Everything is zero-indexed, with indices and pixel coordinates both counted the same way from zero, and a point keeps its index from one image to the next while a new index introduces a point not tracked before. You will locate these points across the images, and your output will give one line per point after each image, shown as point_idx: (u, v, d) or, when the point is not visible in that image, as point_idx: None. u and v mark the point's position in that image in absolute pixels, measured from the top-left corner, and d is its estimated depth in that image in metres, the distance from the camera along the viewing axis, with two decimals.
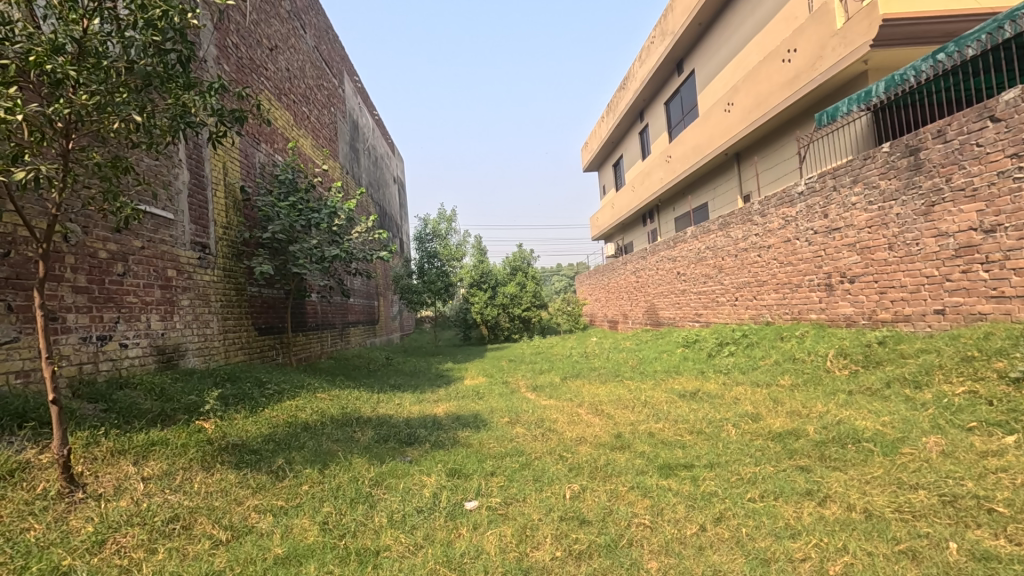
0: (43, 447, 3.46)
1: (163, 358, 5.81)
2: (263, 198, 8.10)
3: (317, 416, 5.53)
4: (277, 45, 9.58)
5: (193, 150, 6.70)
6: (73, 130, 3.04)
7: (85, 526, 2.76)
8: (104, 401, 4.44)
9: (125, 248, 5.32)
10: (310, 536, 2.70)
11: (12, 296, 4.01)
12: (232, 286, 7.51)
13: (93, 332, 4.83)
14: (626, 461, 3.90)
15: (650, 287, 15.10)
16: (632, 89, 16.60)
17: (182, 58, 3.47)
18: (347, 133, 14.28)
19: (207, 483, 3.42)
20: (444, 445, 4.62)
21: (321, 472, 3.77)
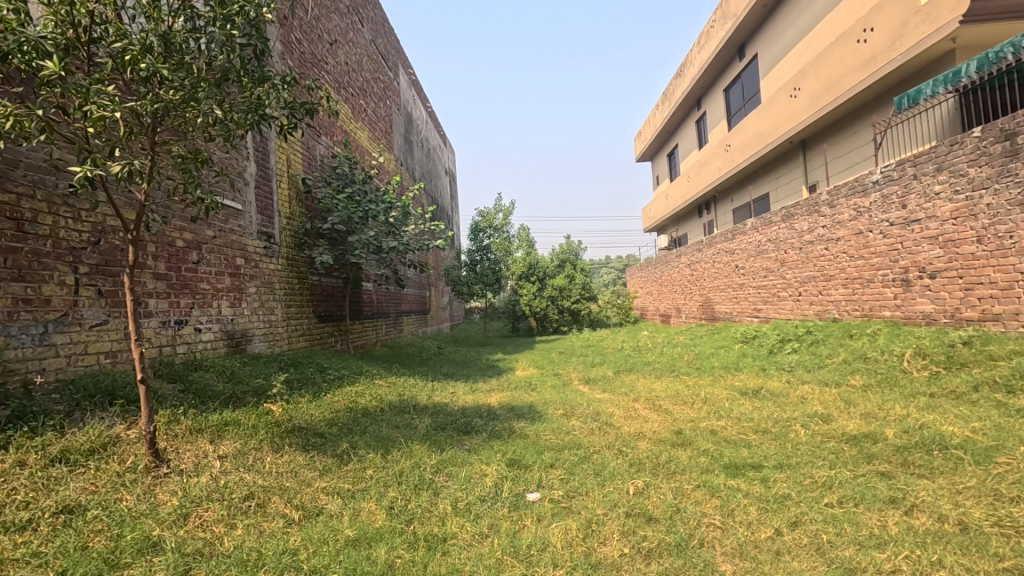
0: (130, 423, 3.69)
1: (232, 343, 6.10)
2: (323, 190, 8.36)
3: (376, 403, 5.66)
4: (337, 39, 9.82)
5: (260, 144, 6.96)
6: (158, 124, 3.19)
7: (170, 499, 2.92)
8: (182, 382, 4.70)
9: (199, 237, 5.59)
10: (378, 520, 2.76)
11: (102, 282, 4.29)
12: (294, 275, 7.78)
13: (171, 317, 5.12)
14: (689, 459, 3.78)
15: (706, 280, 14.65)
16: (690, 76, 16.08)
17: (257, 52, 3.58)
18: (402, 125, 14.51)
19: (277, 464, 3.56)
20: (500, 435, 4.63)
21: (384, 457, 3.85)
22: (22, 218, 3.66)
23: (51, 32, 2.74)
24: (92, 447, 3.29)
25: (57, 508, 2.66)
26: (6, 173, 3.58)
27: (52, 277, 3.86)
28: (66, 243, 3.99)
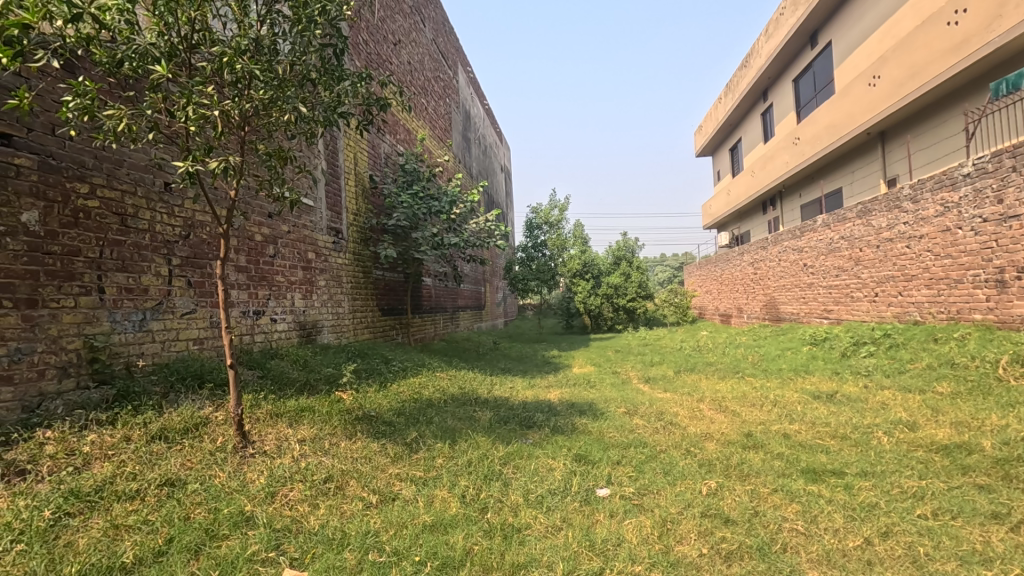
0: (218, 405, 3.93)
1: (304, 333, 6.38)
2: (388, 187, 8.59)
3: (439, 394, 5.78)
4: (401, 40, 10.04)
5: (330, 143, 7.23)
6: (247, 124, 3.38)
7: (259, 477, 3.09)
8: (261, 369, 4.97)
9: (276, 232, 5.88)
10: (452, 507, 2.84)
11: (192, 273, 4.59)
12: (360, 269, 8.05)
13: (250, 307, 5.41)
14: (762, 462, 3.65)
15: (770, 279, 14.06)
16: (756, 67, 15.46)
17: (337, 52, 3.71)
18: (460, 123, 14.67)
19: (351, 449, 3.70)
20: (563, 431, 4.62)
21: (452, 447, 3.93)
22: (126, 214, 3.96)
23: (157, 40, 2.95)
24: (186, 426, 3.53)
25: (161, 481, 2.88)
26: (113, 172, 3.88)
27: (150, 268, 4.16)
28: (162, 237, 4.29)
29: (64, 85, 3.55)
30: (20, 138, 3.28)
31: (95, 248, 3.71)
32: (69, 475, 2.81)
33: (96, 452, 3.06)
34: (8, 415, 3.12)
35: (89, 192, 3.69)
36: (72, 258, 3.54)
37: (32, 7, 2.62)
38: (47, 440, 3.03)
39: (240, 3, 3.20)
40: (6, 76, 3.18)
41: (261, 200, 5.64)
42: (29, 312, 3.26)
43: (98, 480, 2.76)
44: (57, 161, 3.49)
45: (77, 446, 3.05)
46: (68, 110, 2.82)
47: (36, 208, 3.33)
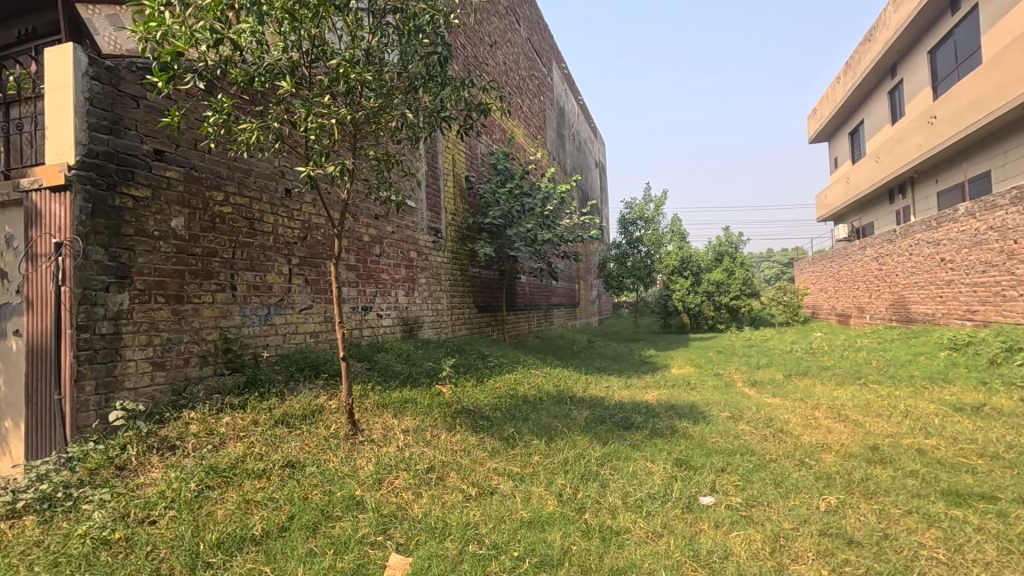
0: (331, 394, 4.23)
1: (406, 328, 6.70)
2: (484, 186, 8.77)
3: (534, 391, 5.81)
4: (497, 41, 10.20)
5: (430, 146, 7.53)
6: (358, 132, 3.60)
7: (368, 464, 3.27)
8: (369, 361, 5.29)
9: (382, 233, 6.22)
10: (549, 505, 2.86)
11: (309, 272, 4.97)
12: (458, 267, 8.31)
13: (359, 303, 5.78)
14: (892, 479, 3.29)
15: (899, 276, 12.66)
16: (883, 40, 13.96)
17: (442, 58, 3.83)
18: (554, 120, 14.63)
19: (451, 441, 3.81)
20: (662, 433, 4.47)
21: (548, 445, 3.94)
22: (254, 218, 4.37)
23: (280, 58, 3.22)
24: (304, 413, 3.83)
25: (284, 462, 3.15)
26: (243, 180, 4.30)
27: (274, 267, 4.57)
28: (283, 238, 4.69)
29: (204, 103, 3.98)
30: (170, 153, 3.73)
31: (229, 249, 4.13)
32: (208, 452, 3.15)
33: (229, 433, 3.40)
34: (161, 397, 3.56)
35: (224, 199, 4.11)
36: (210, 259, 3.97)
37: (180, 36, 2.96)
38: (191, 420, 3.43)
39: (353, 18, 3.41)
40: (159, 99, 3.63)
41: (368, 202, 5.99)
42: (178, 306, 3.70)
43: (232, 458, 3.07)
44: (199, 173, 3.93)
45: (215, 427, 3.41)
46: (208, 126, 3.16)
47: (182, 214, 3.77)
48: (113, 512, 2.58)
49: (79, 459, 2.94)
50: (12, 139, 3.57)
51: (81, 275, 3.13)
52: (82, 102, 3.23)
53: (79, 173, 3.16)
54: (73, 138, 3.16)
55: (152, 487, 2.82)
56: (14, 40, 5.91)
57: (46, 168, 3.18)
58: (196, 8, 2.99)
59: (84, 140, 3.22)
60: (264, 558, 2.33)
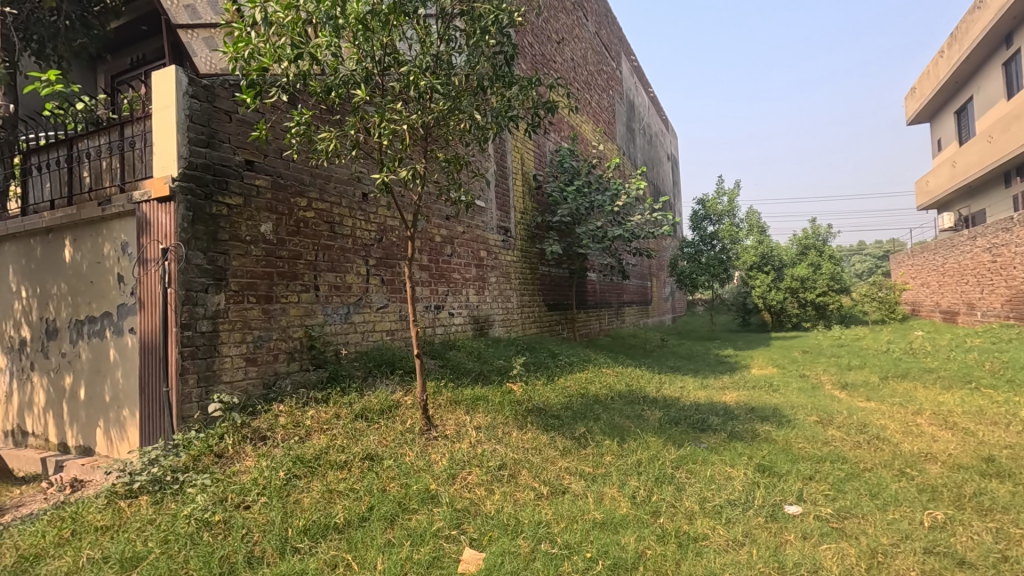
0: (406, 390, 4.37)
1: (477, 326, 6.81)
2: (552, 184, 8.75)
3: (606, 391, 5.71)
4: (564, 38, 10.13)
5: (499, 146, 7.63)
6: (429, 135, 3.69)
7: (442, 459, 3.34)
8: (442, 359, 5.43)
9: (453, 233, 6.36)
10: (623, 507, 2.81)
11: (385, 272, 5.16)
12: (527, 266, 8.34)
13: (432, 302, 5.94)
14: (1012, 496, 2.96)
15: (1016, 268, 11.36)
16: (996, 6, 12.58)
17: (508, 57, 3.84)
18: (624, 114, 14.36)
19: (522, 439, 3.82)
20: (742, 437, 4.26)
21: (620, 445, 3.87)
22: (334, 222, 4.60)
23: (356, 67, 3.36)
24: (381, 408, 3.97)
25: (363, 455, 3.29)
26: (324, 187, 4.54)
27: (353, 268, 4.78)
28: (361, 241, 4.89)
29: (288, 115, 4.23)
30: (259, 163, 3.99)
31: (312, 252, 4.36)
32: (295, 443, 3.34)
33: (314, 425, 3.60)
34: (253, 390, 3.83)
35: (307, 204, 4.35)
36: (295, 261, 4.21)
37: (265, 54, 3.18)
38: (280, 412, 3.66)
39: (422, 25, 3.50)
40: (248, 113, 3.90)
41: (440, 204, 6.13)
42: (267, 306, 3.96)
43: (316, 450, 3.25)
44: (285, 180, 4.18)
45: (301, 419, 3.62)
46: (292, 136, 3.36)
47: (270, 220, 4.03)
48: (213, 496, 2.80)
49: (184, 446, 3.22)
50: (126, 155, 3.95)
51: (184, 278, 3.42)
52: (183, 119, 3.53)
53: (182, 184, 3.46)
54: (176, 152, 3.46)
55: (247, 474, 3.04)
56: (128, 67, 6.61)
57: (154, 180, 3.50)
58: (278, 26, 3.19)
59: (185, 154, 3.51)
60: (346, 546, 2.45)
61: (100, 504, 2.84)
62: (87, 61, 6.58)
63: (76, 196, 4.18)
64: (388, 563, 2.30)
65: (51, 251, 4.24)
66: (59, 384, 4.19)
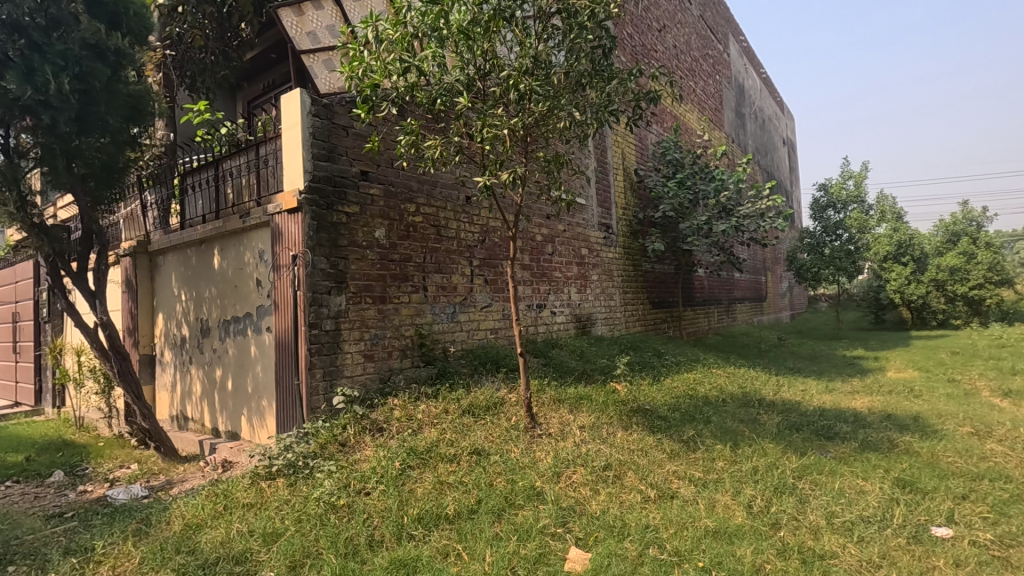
0: (511, 387, 4.46)
1: (579, 325, 6.77)
2: (655, 178, 8.46)
3: (717, 392, 5.43)
4: (665, 25, 9.76)
5: (599, 142, 7.55)
6: (529, 136, 3.73)
7: (546, 457, 3.37)
8: (545, 357, 5.48)
9: (554, 232, 6.39)
10: (738, 517, 2.67)
11: (488, 272, 5.30)
12: (630, 263, 8.15)
13: (534, 301, 6.01)
14: None
15: None
16: None
17: (607, 51, 3.78)
18: (733, 99, 13.54)
19: (628, 440, 3.74)
20: (877, 447, 3.85)
21: (734, 451, 3.66)
22: (440, 225, 4.80)
23: (458, 77, 3.49)
24: (487, 404, 4.09)
25: (471, 449, 3.40)
26: (431, 192, 4.75)
27: (458, 269, 4.96)
28: (466, 242, 5.06)
29: (398, 126, 4.48)
30: (373, 172, 4.27)
31: (421, 255, 4.59)
32: (409, 435, 3.55)
33: (425, 419, 3.79)
34: (371, 384, 4.11)
35: (415, 210, 4.58)
36: (406, 263, 4.46)
37: (377, 71, 3.40)
38: (395, 406, 3.90)
39: (521, 27, 3.55)
40: (363, 127, 4.19)
41: (541, 203, 6.19)
42: (382, 306, 4.23)
43: (428, 442, 3.41)
44: (396, 188, 4.44)
45: (413, 413, 3.84)
46: (402, 146, 3.57)
47: (383, 226, 4.30)
48: (339, 481, 3.04)
49: (313, 434, 3.54)
50: (261, 172, 4.41)
51: (311, 281, 3.75)
52: (307, 137, 3.87)
53: (307, 197, 3.80)
54: (302, 168, 3.81)
55: (366, 463, 3.27)
56: (260, 92, 7.36)
57: (284, 194, 3.88)
58: (388, 43, 3.39)
59: (310, 169, 3.85)
60: (457, 536, 2.56)
61: (246, 483, 3.20)
62: (228, 90, 7.46)
63: (222, 211, 4.74)
64: (497, 556, 2.37)
65: (204, 259, 4.84)
66: (211, 376, 4.78)
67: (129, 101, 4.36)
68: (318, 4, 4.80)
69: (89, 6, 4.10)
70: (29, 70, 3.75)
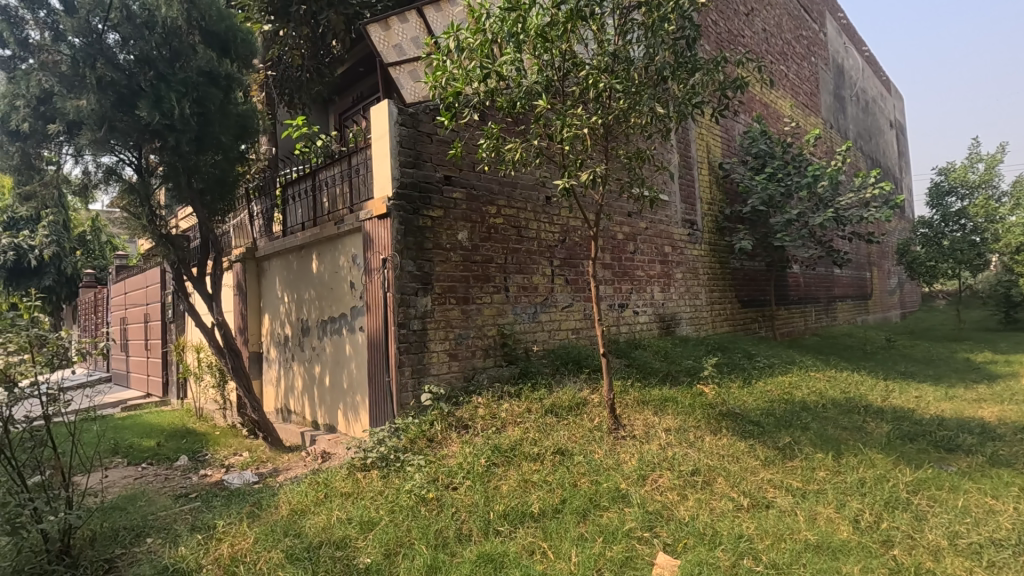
0: (593, 388, 4.43)
1: (663, 325, 6.59)
2: (743, 171, 8.04)
3: (815, 397, 5.07)
4: (754, 8, 9.24)
5: (683, 136, 7.31)
6: (609, 134, 3.68)
7: (631, 459, 3.31)
8: (628, 357, 5.38)
9: (636, 230, 6.25)
10: (843, 532, 2.49)
11: (568, 272, 5.29)
12: (717, 260, 7.81)
13: (616, 300, 5.92)
14: None
15: None
16: None
17: (691, 41, 3.67)
18: (830, 82, 12.58)
19: (718, 445, 3.59)
20: (1009, 463, 3.43)
21: (836, 460, 3.41)
22: (521, 226, 4.86)
23: (537, 79, 3.51)
24: (570, 404, 4.09)
25: (554, 449, 3.41)
26: (512, 193, 4.82)
27: (539, 269, 4.99)
28: (546, 242, 5.08)
29: (479, 131, 4.58)
30: (456, 177, 4.40)
31: (502, 256, 4.67)
32: (493, 433, 3.62)
33: (509, 418, 3.86)
34: (456, 382, 4.25)
35: (497, 211, 4.67)
36: (488, 264, 4.55)
37: (458, 78, 3.50)
38: (479, 404, 3.99)
39: (600, 25, 3.51)
40: (446, 133, 4.33)
41: (622, 201, 6.10)
42: (466, 306, 4.35)
43: (512, 441, 3.47)
44: (477, 191, 4.54)
45: (497, 411, 3.92)
46: (483, 150, 3.65)
47: (466, 228, 4.42)
48: (428, 475, 3.17)
49: (403, 429, 3.70)
50: (354, 181, 4.67)
51: (399, 283, 3.93)
52: (395, 145, 4.06)
53: (396, 203, 3.98)
54: (390, 175, 4.00)
55: (453, 458, 3.38)
56: (350, 104, 7.80)
57: (374, 201, 4.09)
58: (469, 51, 3.49)
59: (398, 176, 4.03)
60: (541, 534, 2.58)
61: (344, 473, 3.41)
62: (322, 105, 7.97)
63: (319, 218, 5.08)
64: (582, 557, 2.37)
65: (303, 264, 5.21)
66: (311, 372, 5.13)
67: (239, 120, 4.77)
68: (403, 17, 5.00)
69: (204, 37, 4.54)
70: (157, 98, 4.20)
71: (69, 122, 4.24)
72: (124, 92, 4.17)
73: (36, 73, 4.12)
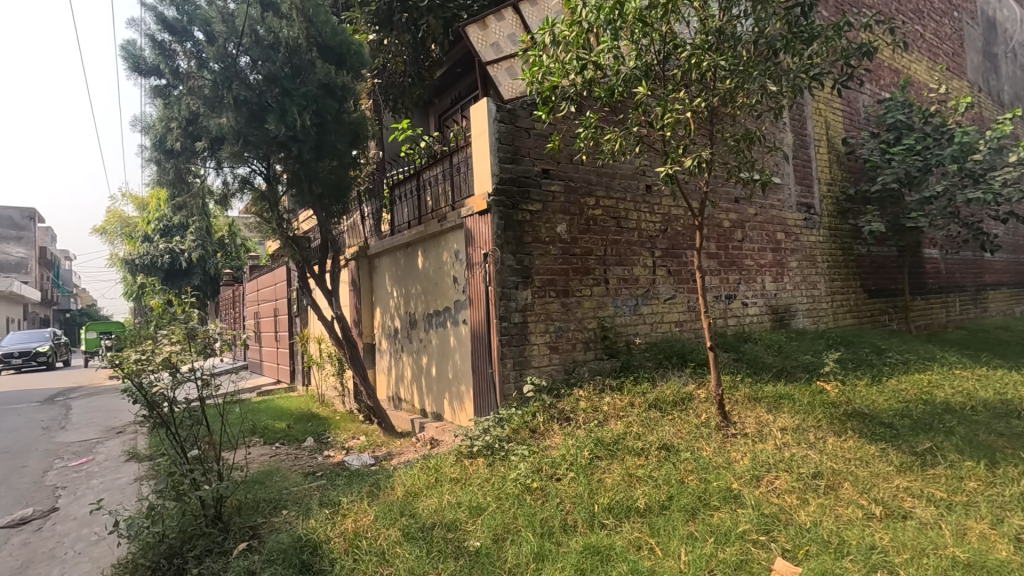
0: (699, 383, 4.26)
1: (776, 317, 6.15)
2: (870, 146, 7.29)
3: (962, 398, 4.49)
4: None
5: (797, 113, 6.78)
6: (715, 117, 3.49)
7: (743, 458, 3.15)
8: (736, 352, 5.09)
9: (744, 216, 5.89)
10: (1002, 551, 2.20)
11: (671, 263, 5.10)
12: (839, 247, 7.15)
13: (722, 292, 5.62)
14: None
15: None
16: None
17: (807, 9, 3.46)
18: (979, 37, 10.97)
19: (843, 447, 3.30)
20: None
21: (990, 469, 3.00)
22: (621, 217, 4.77)
23: (635, 65, 3.41)
24: (675, 399, 3.96)
25: (659, 444, 3.33)
26: (610, 183, 4.73)
27: (640, 260, 4.87)
28: (647, 233, 4.94)
29: (577, 122, 4.55)
30: (554, 170, 4.41)
31: (601, 248, 4.61)
32: (595, 426, 3.60)
33: (610, 411, 3.82)
34: (557, 374, 4.27)
35: (595, 203, 4.61)
36: (588, 256, 4.51)
37: (555, 72, 3.52)
38: (580, 397, 3.99)
39: (702, 2, 3.33)
40: (543, 127, 4.36)
41: (728, 186, 5.78)
42: (565, 299, 4.35)
43: (615, 434, 3.43)
44: (575, 183, 4.51)
45: (599, 405, 3.89)
46: (581, 141, 3.63)
47: (564, 221, 4.41)
48: (532, 464, 3.23)
49: (506, 419, 3.80)
50: (455, 178, 4.84)
51: (500, 277, 4.03)
52: (494, 142, 4.15)
53: (496, 198, 4.07)
54: (490, 172, 4.09)
55: (555, 450, 3.42)
56: (449, 105, 8.07)
57: (475, 197, 4.21)
58: (565, 44, 3.48)
59: (497, 172, 4.12)
60: (648, 530, 2.54)
61: (452, 460, 3.57)
62: (423, 107, 8.33)
63: (424, 216, 5.32)
64: (692, 556, 2.30)
65: (410, 260, 5.49)
66: (418, 362, 5.41)
67: (352, 128, 5.13)
68: (500, 15, 5.11)
69: (322, 52, 4.93)
70: (283, 112, 4.63)
71: (213, 139, 4.80)
72: (255, 108, 4.63)
73: (186, 97, 4.73)
